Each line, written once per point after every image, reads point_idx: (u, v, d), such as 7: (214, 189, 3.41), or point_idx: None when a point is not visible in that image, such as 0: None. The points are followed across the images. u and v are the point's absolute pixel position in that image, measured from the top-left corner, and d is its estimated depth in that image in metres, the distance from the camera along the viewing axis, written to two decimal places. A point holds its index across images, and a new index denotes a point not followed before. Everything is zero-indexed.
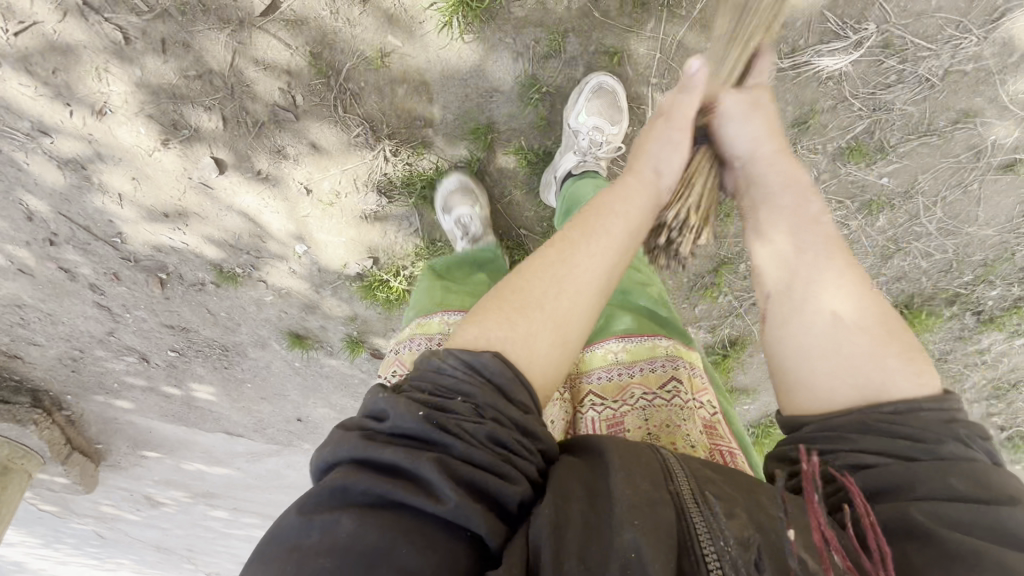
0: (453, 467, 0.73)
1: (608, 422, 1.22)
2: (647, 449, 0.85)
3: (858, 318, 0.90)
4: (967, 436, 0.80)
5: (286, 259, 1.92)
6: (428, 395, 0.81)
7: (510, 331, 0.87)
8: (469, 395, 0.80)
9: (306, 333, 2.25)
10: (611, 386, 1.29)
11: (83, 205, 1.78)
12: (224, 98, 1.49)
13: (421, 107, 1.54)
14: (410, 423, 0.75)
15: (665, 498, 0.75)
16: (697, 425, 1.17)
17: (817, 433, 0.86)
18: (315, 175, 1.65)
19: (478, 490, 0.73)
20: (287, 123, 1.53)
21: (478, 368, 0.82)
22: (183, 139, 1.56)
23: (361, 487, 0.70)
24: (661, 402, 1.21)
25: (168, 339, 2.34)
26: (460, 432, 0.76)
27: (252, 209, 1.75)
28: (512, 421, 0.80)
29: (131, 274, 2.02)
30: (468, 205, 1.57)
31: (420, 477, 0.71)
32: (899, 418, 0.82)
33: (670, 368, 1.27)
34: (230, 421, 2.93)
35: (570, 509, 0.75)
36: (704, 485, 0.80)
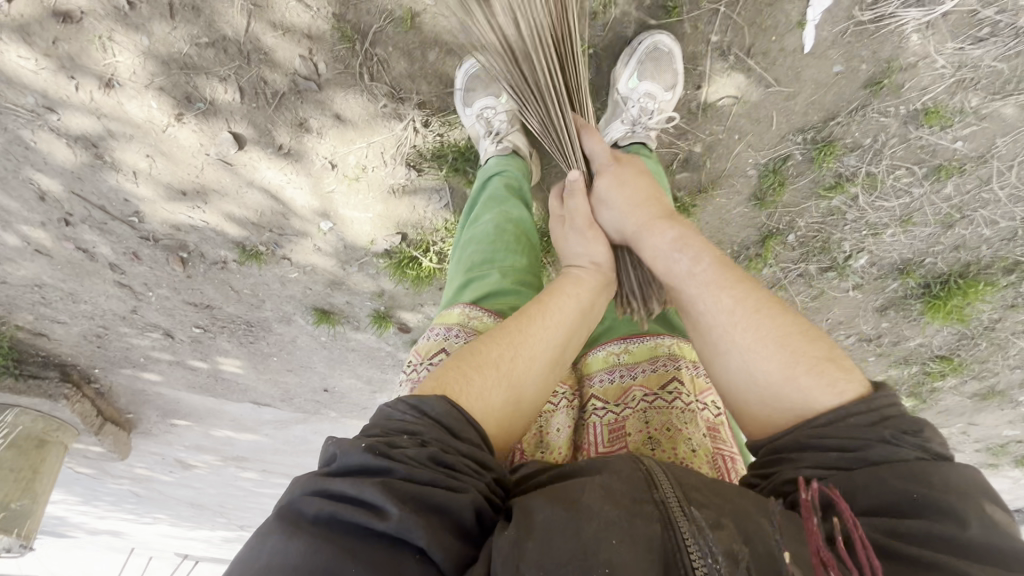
0: (404, 489, 0.67)
1: (610, 429, 1.06)
2: (627, 460, 0.78)
3: (755, 336, 0.83)
4: (895, 437, 0.71)
5: (310, 237, 1.84)
6: (379, 435, 0.74)
7: (467, 382, 0.83)
8: (419, 433, 0.74)
9: (333, 309, 2.20)
10: (612, 388, 1.12)
11: (96, 184, 1.70)
12: (242, 67, 1.37)
13: (453, 72, 1.41)
14: (356, 457, 0.69)
15: (647, 513, 0.68)
16: (699, 431, 1.02)
17: (769, 457, 0.80)
18: (340, 149, 1.53)
19: (430, 510, 0.67)
20: (309, 93, 1.42)
21: (423, 408, 0.76)
22: (199, 113, 1.45)
23: (312, 512, 0.65)
24: (663, 404, 1.06)
25: (192, 316, 2.30)
26: (405, 458, 0.70)
27: (274, 185, 1.65)
28: (462, 450, 0.74)
29: (151, 253, 1.95)
30: (490, 98, 1.37)
31: (375, 502, 0.65)
32: (830, 429, 0.74)
33: (671, 368, 1.10)
34: (257, 391, 2.95)
35: (540, 516, 0.69)
36: (689, 494, 0.72)
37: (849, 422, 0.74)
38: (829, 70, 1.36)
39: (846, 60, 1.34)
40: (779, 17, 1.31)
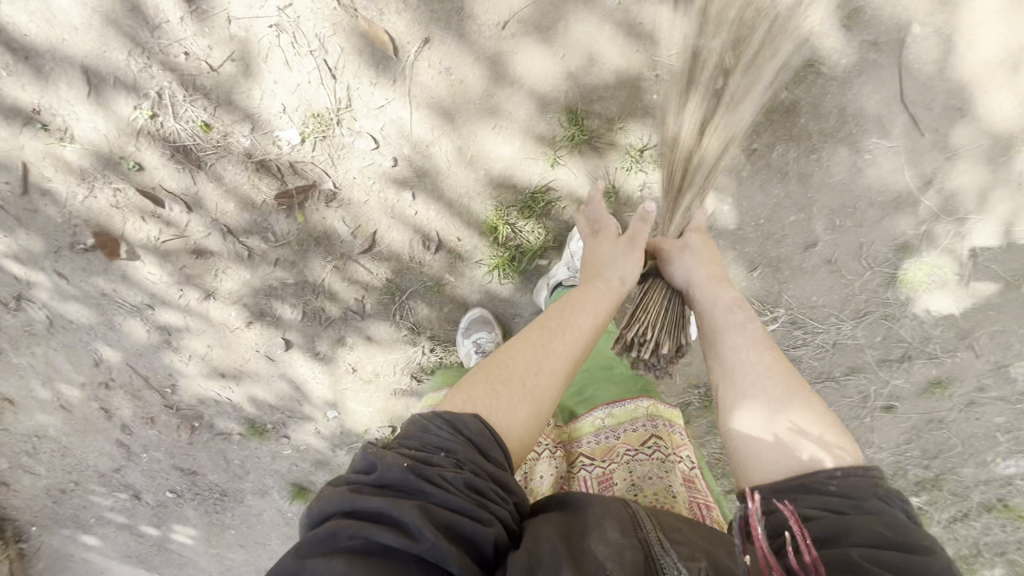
0: (438, 513, 0.91)
1: (596, 479, 1.42)
2: (621, 504, 1.06)
3: (786, 396, 1.13)
4: (886, 497, 0.95)
5: (315, 421, 2.20)
6: (417, 449, 1.01)
7: (495, 399, 1.12)
8: (452, 450, 1.01)
9: (310, 486, 2.43)
10: (600, 447, 1.49)
11: (152, 360, 2.08)
12: (310, 300, 1.90)
13: (458, 320, 1.96)
14: (397, 473, 0.95)
15: (635, 543, 0.95)
16: (677, 479, 1.36)
17: (768, 497, 1.02)
18: (363, 359, 2.03)
19: (456, 532, 0.92)
20: (353, 320, 1.95)
21: (462, 428, 1.04)
22: (266, 323, 1.94)
23: (355, 530, 0.87)
24: (646, 459, 1.42)
25: (172, 480, 2.46)
26: (440, 478, 0.96)
27: (301, 378, 2.09)
28: (486, 471, 1.01)
29: (166, 419, 2.24)
30: (485, 330, 1.89)
31: (415, 526, 0.88)
32: (833, 486, 0.98)
33: (649, 429, 1.48)
34: (196, 566, 2.88)
35: (542, 548, 0.93)
36: (670, 538, 0.98)
37: (844, 480, 0.98)
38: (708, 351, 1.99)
39: None
40: None
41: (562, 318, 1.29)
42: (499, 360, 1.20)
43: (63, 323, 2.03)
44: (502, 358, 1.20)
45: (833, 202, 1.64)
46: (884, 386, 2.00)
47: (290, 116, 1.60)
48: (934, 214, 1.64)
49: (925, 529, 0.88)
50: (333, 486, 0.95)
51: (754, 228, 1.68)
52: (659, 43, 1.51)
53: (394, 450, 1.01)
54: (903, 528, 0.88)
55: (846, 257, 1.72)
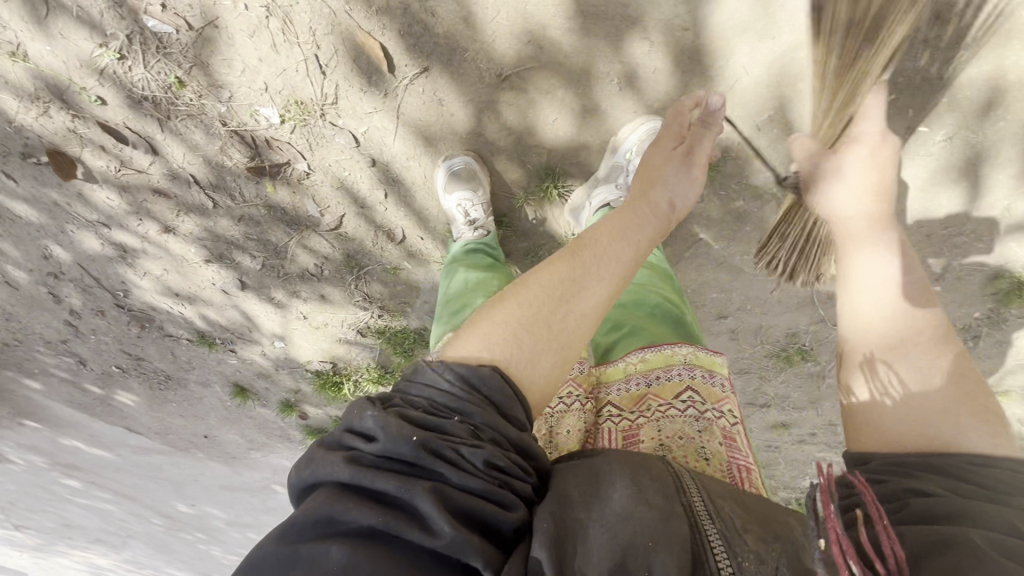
0: (455, 498, 0.80)
1: (620, 435, 1.21)
2: (657, 461, 0.92)
3: (928, 361, 0.97)
4: (985, 461, 0.84)
5: (261, 345, 2.40)
6: (426, 411, 0.89)
7: (518, 348, 0.95)
8: (471, 416, 0.88)
9: (250, 389, 2.70)
10: (628, 396, 1.28)
11: (104, 266, 2.13)
12: (271, 256, 1.99)
13: (408, 298, 2.14)
14: (404, 448, 0.81)
15: (681, 514, 0.81)
16: (714, 440, 1.15)
17: (885, 466, 0.88)
18: (314, 310, 2.19)
19: (478, 519, 0.80)
20: (310, 279, 2.07)
21: (478, 384, 0.91)
22: (224, 263, 2.02)
23: (354, 517, 0.77)
24: (677, 414, 1.21)
25: (118, 359, 2.64)
26: (458, 456, 0.83)
27: (253, 311, 2.23)
28: (509, 440, 0.89)
29: (116, 314, 2.35)
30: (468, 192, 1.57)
31: (427, 513, 0.77)
32: (974, 468, 0.83)
33: (684, 379, 1.25)
34: (137, 420, 3.20)
35: (575, 514, 0.82)
36: (715, 502, 0.87)
37: (994, 468, 0.82)
38: None
39: None
40: None
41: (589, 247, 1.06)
42: (514, 298, 1.01)
43: (9, 214, 2.00)
44: (521, 299, 1.00)
45: (751, 292, 1.86)
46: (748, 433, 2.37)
47: (271, 97, 1.56)
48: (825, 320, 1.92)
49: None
50: (328, 451, 0.85)
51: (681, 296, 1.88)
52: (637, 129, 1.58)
53: (392, 410, 0.87)
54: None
55: (749, 334, 1.98)
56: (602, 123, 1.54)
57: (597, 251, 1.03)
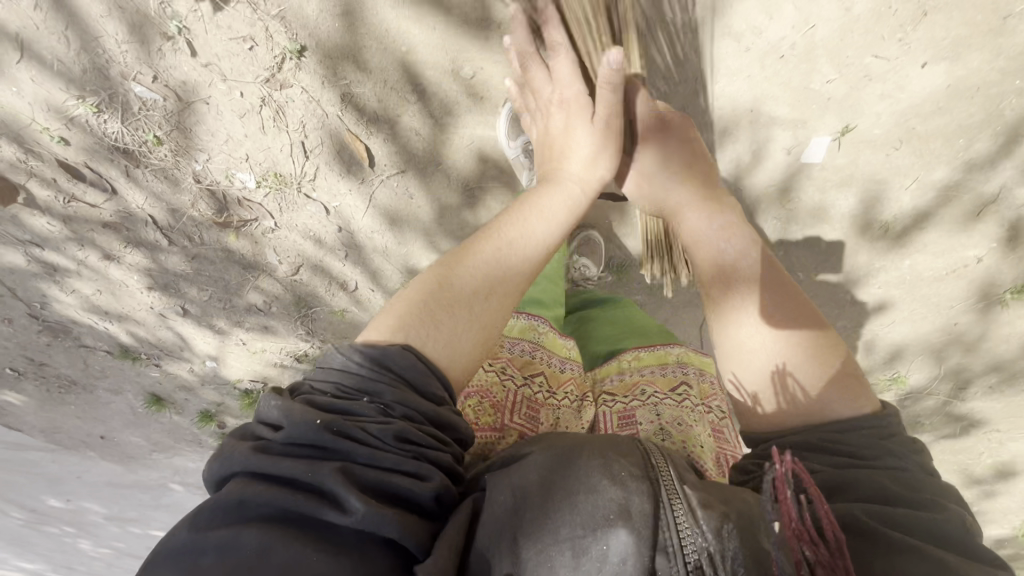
0: (368, 477, 0.69)
1: (615, 416, 1.22)
2: (617, 440, 0.81)
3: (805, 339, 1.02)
4: (897, 450, 0.86)
5: (191, 361, 2.44)
6: (334, 396, 0.75)
7: (433, 329, 0.84)
8: (378, 395, 0.75)
9: (167, 398, 2.70)
10: (622, 385, 1.30)
11: (23, 280, 2.05)
12: (219, 290, 2.07)
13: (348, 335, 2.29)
14: (309, 433, 0.69)
15: (645, 486, 0.71)
16: (707, 429, 1.18)
17: (787, 441, 0.93)
18: (255, 338, 2.30)
19: (387, 494, 0.70)
20: (256, 313, 2.18)
21: (386, 362, 0.78)
22: (167, 291, 2.07)
23: (264, 499, 0.65)
24: (673, 402, 1.22)
25: (15, 362, 2.50)
26: (365, 434, 0.71)
27: (188, 333, 2.28)
28: (425, 415, 0.77)
29: (25, 323, 2.25)
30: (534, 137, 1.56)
31: (337, 492, 0.66)
32: (843, 436, 0.89)
33: (680, 374, 1.30)
34: (20, 419, 3.00)
35: (529, 480, 0.75)
36: (685, 475, 0.75)
37: (852, 432, 0.89)
38: None
39: None
40: None
41: (506, 220, 1.03)
42: (431, 281, 0.91)
43: None
44: (438, 279, 0.91)
45: None
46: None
47: (251, 166, 1.68)
48: None
49: (928, 476, 0.83)
50: (236, 440, 0.72)
51: None
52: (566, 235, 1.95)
53: (299, 399, 0.75)
54: (915, 484, 0.80)
55: None
56: None
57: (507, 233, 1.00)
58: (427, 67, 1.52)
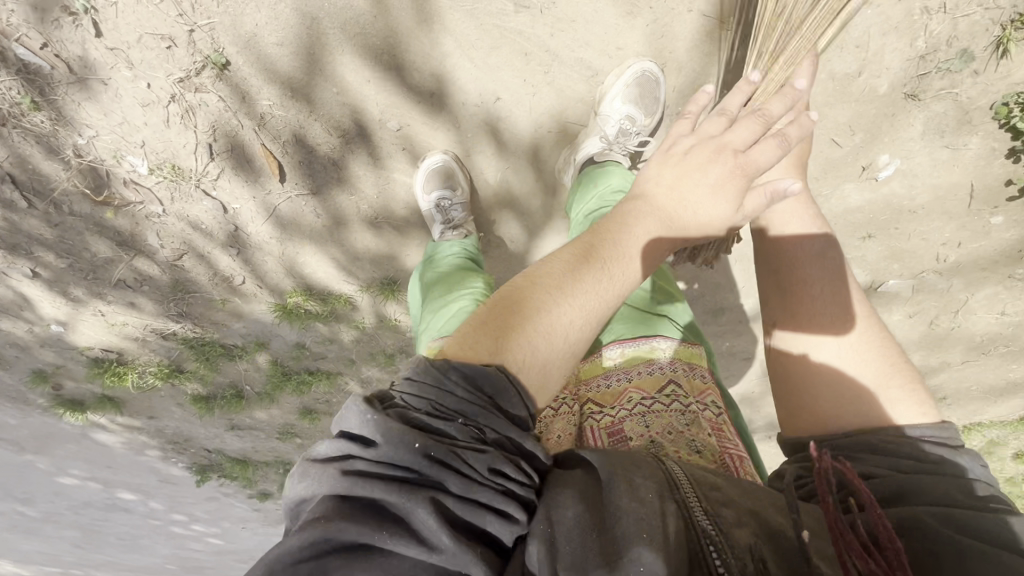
0: (459, 510, 0.70)
1: (604, 434, 1.02)
2: (652, 460, 0.85)
3: (864, 352, 1.02)
4: (954, 470, 0.86)
5: (30, 322, 2.19)
6: (427, 412, 0.74)
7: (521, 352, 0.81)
8: (473, 417, 0.75)
9: None
10: (608, 393, 1.11)
11: None
12: (80, 259, 1.91)
13: (226, 322, 2.21)
14: (404, 457, 0.69)
15: (673, 508, 0.76)
16: (703, 432, 1.01)
17: (829, 450, 0.95)
18: (116, 311, 2.14)
19: (473, 530, 0.70)
20: (125, 288, 2.06)
21: (480, 384, 0.75)
22: (15, 252, 1.87)
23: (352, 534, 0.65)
24: (663, 409, 1.05)
25: None
26: (461, 464, 0.71)
27: (37, 294, 2.09)
28: (512, 442, 0.77)
29: None
30: (445, 191, 1.66)
31: (425, 524, 0.67)
32: (899, 443, 0.90)
33: (666, 372, 1.11)
34: None
35: (566, 510, 0.74)
36: (711, 495, 0.80)
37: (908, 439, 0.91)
38: None
39: None
40: None
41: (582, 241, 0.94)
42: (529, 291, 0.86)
43: None
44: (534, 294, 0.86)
45: None
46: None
47: (145, 152, 1.65)
48: None
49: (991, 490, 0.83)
50: (314, 462, 0.71)
51: None
52: None
53: (390, 412, 0.74)
54: (971, 492, 0.81)
55: None
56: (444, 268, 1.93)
57: (574, 263, 0.90)
58: (367, 112, 1.64)
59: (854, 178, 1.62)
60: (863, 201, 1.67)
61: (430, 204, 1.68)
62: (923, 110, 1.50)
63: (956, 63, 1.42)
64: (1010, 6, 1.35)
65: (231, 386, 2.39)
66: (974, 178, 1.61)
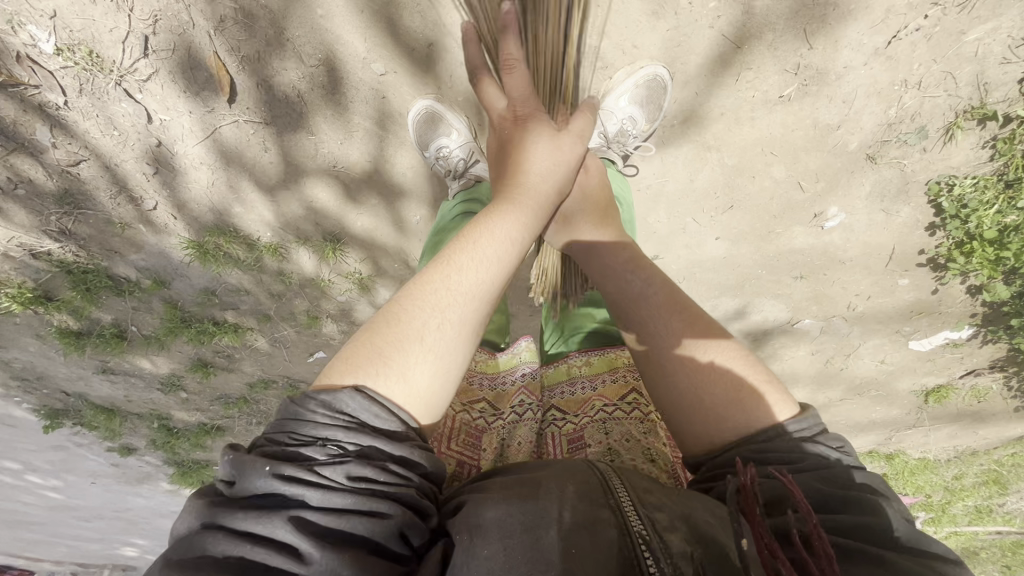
0: (329, 528, 0.68)
1: (564, 442, 1.03)
2: (584, 467, 0.81)
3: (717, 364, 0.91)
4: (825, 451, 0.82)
5: None
6: (290, 441, 0.74)
7: (383, 368, 0.79)
8: (332, 436, 0.74)
9: None
10: (572, 399, 1.12)
11: None
12: None
13: (121, 251, 1.88)
14: (260, 482, 0.69)
15: (610, 519, 0.70)
16: (662, 439, 1.03)
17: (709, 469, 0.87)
18: None
19: (351, 535, 0.69)
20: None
21: (340, 407, 0.75)
22: None
23: (225, 557, 0.66)
24: (623, 416, 1.06)
25: None
26: (321, 477, 0.71)
27: None
28: (382, 451, 0.75)
29: None
30: (443, 136, 1.53)
31: (292, 543, 0.67)
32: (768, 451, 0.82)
33: (630, 381, 1.11)
34: None
35: (483, 517, 0.72)
36: (644, 496, 0.75)
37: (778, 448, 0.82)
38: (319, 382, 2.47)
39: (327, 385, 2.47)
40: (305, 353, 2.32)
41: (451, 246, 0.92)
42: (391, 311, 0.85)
43: None
44: (396, 308, 0.84)
45: None
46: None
47: (57, 30, 1.42)
48: None
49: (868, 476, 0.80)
50: (196, 497, 0.72)
51: None
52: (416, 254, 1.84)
53: (257, 449, 0.74)
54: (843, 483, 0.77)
55: None
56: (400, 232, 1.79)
57: (436, 278, 0.86)
58: (342, 46, 1.48)
59: (804, 223, 1.75)
60: (806, 244, 1.81)
61: (427, 151, 1.55)
62: (874, 173, 1.64)
63: (912, 137, 1.56)
64: (968, 96, 1.50)
65: (108, 328, 2.00)
66: (896, 242, 1.80)
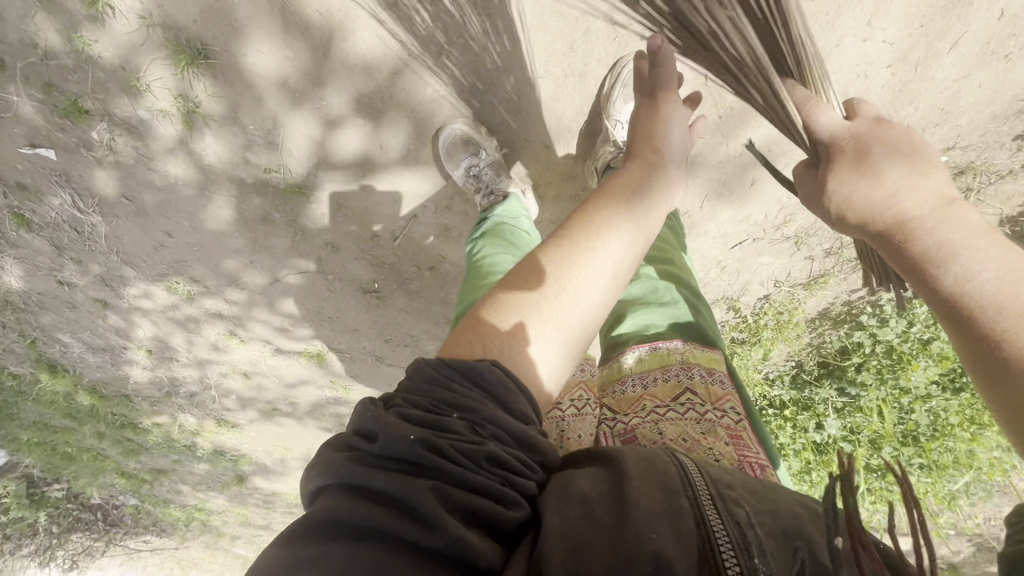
0: (456, 497, 0.74)
1: (616, 440, 1.06)
2: (654, 450, 0.89)
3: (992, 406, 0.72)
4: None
5: None
6: (425, 410, 0.84)
7: (497, 343, 0.94)
8: (468, 412, 0.84)
9: None
10: (625, 399, 1.17)
11: None
12: None
13: None
14: (404, 445, 0.76)
15: (688, 509, 0.75)
16: (721, 440, 1.02)
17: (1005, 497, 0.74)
18: None
19: (474, 514, 0.74)
20: None
21: (477, 377, 0.88)
22: None
23: (353, 513, 0.69)
24: (677, 418, 1.07)
25: None
26: (454, 448, 0.79)
27: None
28: (509, 434, 0.85)
29: None
30: (472, 156, 1.69)
31: (416, 513, 0.71)
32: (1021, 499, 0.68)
33: (682, 380, 1.16)
34: None
35: (574, 512, 0.75)
36: (725, 491, 0.82)
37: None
38: (21, 170, 1.89)
39: (31, 177, 1.90)
40: (24, 129, 1.77)
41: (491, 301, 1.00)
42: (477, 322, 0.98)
43: None
44: (478, 323, 0.98)
45: (206, 244, 2.08)
46: (73, 302, 2.50)
47: None
48: (239, 298, 2.36)
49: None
50: (332, 450, 0.79)
51: (155, 194, 1.91)
52: (272, 115, 1.69)
53: (395, 410, 0.83)
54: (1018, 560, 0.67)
55: (181, 259, 2.18)
56: (274, 84, 1.64)
57: (483, 325, 0.97)
58: None
59: None
60: None
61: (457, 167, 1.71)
62: None
63: None
64: (731, 290, 2.04)
65: None
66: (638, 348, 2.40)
